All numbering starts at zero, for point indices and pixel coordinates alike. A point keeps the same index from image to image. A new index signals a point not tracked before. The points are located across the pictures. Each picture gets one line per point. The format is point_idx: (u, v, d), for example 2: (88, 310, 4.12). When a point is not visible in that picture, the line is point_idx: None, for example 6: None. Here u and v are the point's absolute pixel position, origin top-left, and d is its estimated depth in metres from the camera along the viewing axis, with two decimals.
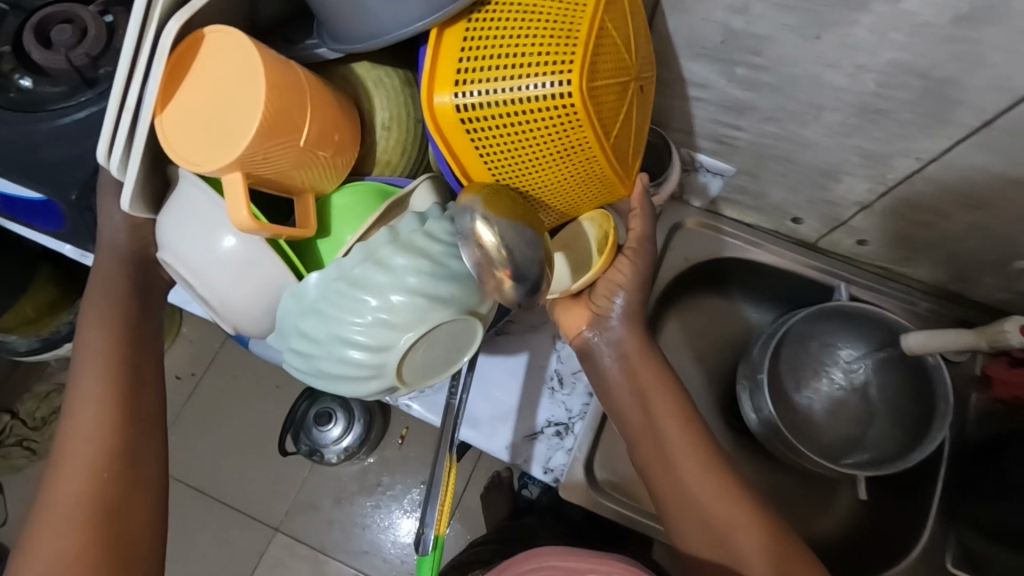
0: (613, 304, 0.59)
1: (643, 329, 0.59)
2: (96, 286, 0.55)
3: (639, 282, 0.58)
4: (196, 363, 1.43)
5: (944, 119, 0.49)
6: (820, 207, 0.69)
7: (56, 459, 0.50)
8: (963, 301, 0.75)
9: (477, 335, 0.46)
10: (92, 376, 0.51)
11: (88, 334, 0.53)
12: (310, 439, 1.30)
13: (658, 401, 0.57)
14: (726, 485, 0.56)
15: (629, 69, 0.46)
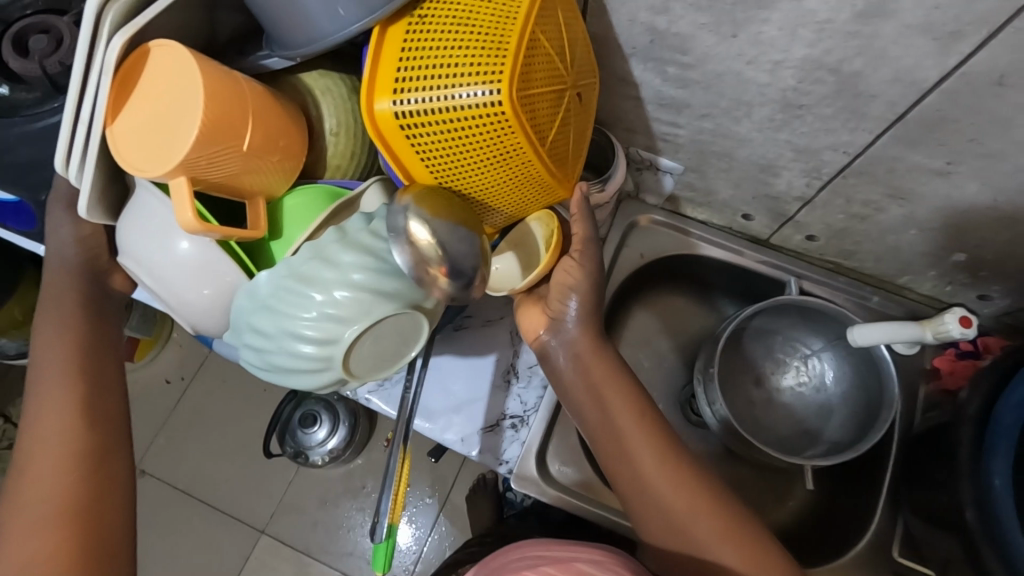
0: (567, 307, 0.60)
1: (596, 330, 0.62)
2: (48, 298, 0.56)
3: (590, 286, 0.60)
4: (185, 368, 1.45)
5: (860, 111, 0.52)
6: (765, 202, 0.72)
7: (22, 465, 0.51)
8: (907, 293, 0.78)
9: (426, 329, 0.48)
10: (60, 383, 0.53)
11: (47, 344, 0.55)
12: (295, 441, 1.32)
13: (613, 399, 0.60)
14: (681, 475, 0.57)
15: (562, 75, 0.46)
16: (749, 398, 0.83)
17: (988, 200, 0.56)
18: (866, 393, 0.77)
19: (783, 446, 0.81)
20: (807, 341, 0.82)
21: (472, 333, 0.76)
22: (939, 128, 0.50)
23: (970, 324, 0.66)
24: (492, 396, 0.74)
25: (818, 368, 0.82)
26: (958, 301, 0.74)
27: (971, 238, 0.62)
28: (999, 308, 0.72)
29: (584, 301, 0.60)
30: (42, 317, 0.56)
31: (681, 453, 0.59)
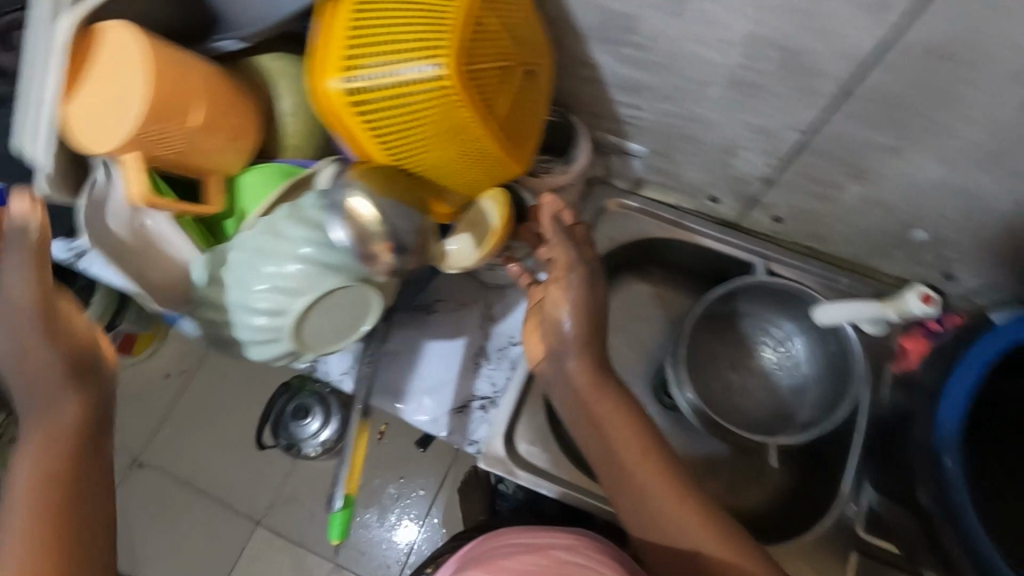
0: (560, 320, 0.59)
1: (596, 356, 0.59)
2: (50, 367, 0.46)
3: (585, 301, 0.58)
4: (181, 363, 1.40)
5: (809, 87, 0.53)
6: (730, 184, 0.73)
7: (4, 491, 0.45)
8: (879, 275, 0.77)
9: (378, 304, 0.50)
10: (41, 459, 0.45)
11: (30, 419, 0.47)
12: (289, 433, 1.31)
13: (609, 423, 0.57)
14: (671, 483, 0.55)
15: (513, 52, 0.47)
16: (723, 380, 0.83)
17: (943, 177, 0.56)
18: (840, 372, 0.76)
19: (755, 427, 0.81)
20: (783, 324, 0.82)
21: (444, 317, 0.78)
22: (887, 104, 0.51)
23: (930, 300, 0.65)
24: (461, 378, 0.75)
25: (792, 349, 0.82)
26: (929, 281, 0.74)
27: (931, 216, 0.63)
28: (967, 287, 0.72)
29: (576, 314, 0.58)
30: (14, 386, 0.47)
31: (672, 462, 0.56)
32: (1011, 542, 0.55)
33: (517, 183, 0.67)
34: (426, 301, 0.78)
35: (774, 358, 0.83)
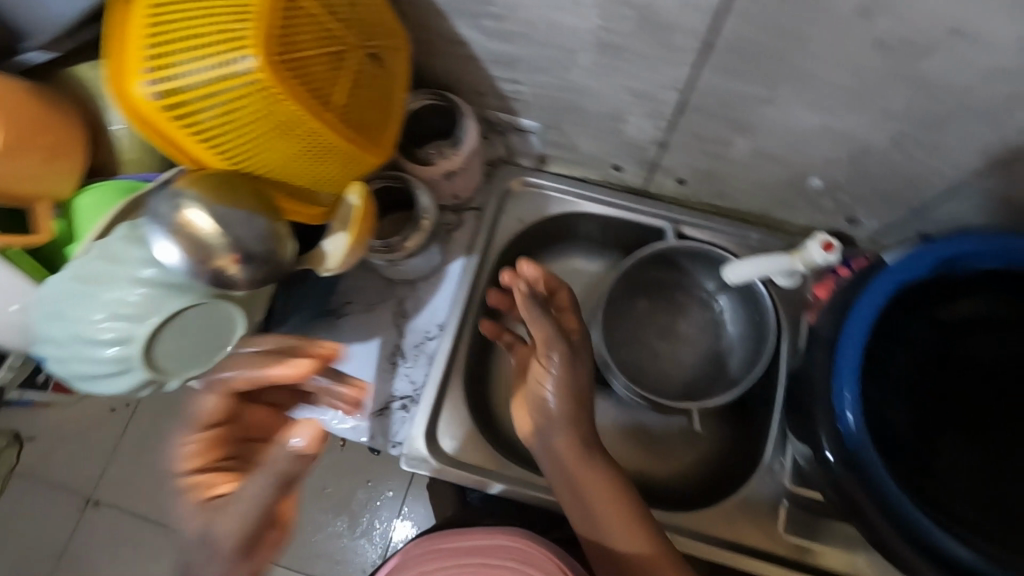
0: (547, 397, 0.58)
1: (583, 432, 0.57)
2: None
3: (569, 379, 0.58)
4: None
5: (671, 44, 0.51)
6: (628, 150, 0.71)
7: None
8: (787, 226, 0.77)
9: (240, 319, 0.47)
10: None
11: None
12: None
13: (590, 491, 0.56)
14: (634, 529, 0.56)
15: (341, 35, 0.43)
16: (652, 349, 0.81)
17: (819, 121, 0.55)
18: (760, 326, 0.75)
19: (687, 391, 0.80)
20: (706, 284, 0.81)
21: (355, 320, 0.75)
22: (747, 53, 0.49)
23: (833, 248, 0.65)
24: (378, 380, 0.73)
25: (717, 308, 0.81)
26: (834, 227, 0.74)
27: (820, 162, 0.62)
28: (869, 229, 0.72)
29: (566, 397, 0.57)
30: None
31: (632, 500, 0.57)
32: (926, 485, 0.54)
33: (407, 175, 0.65)
34: (335, 306, 0.75)
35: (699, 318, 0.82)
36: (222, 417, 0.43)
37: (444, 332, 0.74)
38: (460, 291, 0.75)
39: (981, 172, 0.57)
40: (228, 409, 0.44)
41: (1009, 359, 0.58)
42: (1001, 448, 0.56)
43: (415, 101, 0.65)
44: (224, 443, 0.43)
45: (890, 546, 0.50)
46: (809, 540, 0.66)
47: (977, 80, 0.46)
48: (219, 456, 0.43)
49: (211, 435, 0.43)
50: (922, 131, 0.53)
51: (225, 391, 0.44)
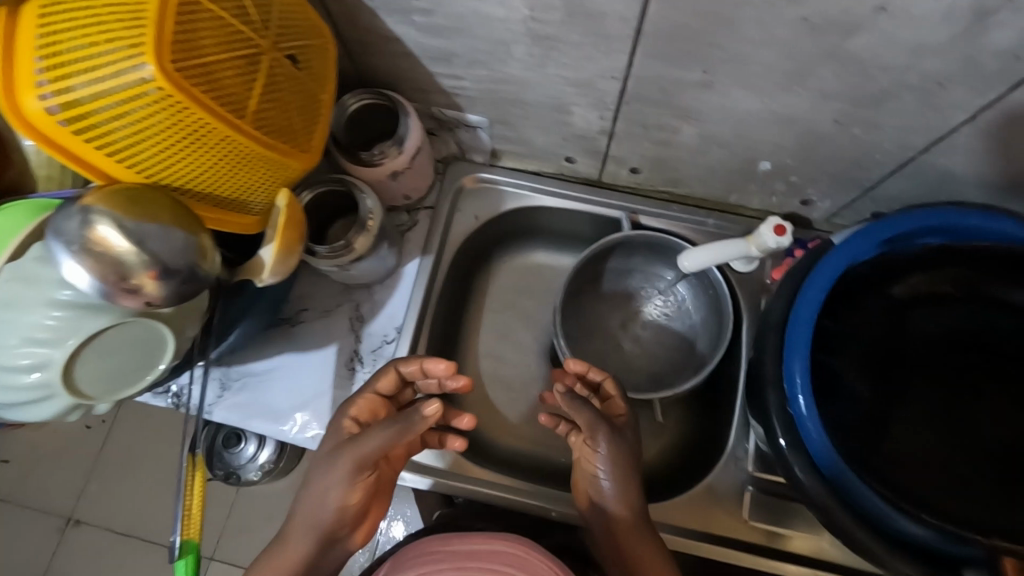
0: (598, 476, 0.60)
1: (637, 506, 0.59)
2: (336, 501, 0.54)
3: (617, 455, 0.60)
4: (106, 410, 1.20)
5: (602, 32, 0.50)
6: (577, 142, 0.70)
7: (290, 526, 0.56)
8: (743, 211, 0.77)
9: (169, 337, 0.46)
10: (301, 530, 0.54)
11: (317, 497, 0.54)
12: (223, 464, 1.14)
13: (638, 557, 0.56)
14: (635, 537, 0.58)
15: (253, 35, 0.41)
16: (616, 341, 0.81)
17: (759, 104, 0.55)
18: (719, 314, 0.75)
19: (654, 381, 0.79)
20: (667, 273, 0.80)
21: (310, 327, 0.73)
22: (679, 37, 0.48)
23: (785, 231, 0.65)
24: (337, 388, 0.71)
25: (677, 296, 0.81)
26: (789, 210, 0.74)
27: (767, 145, 0.61)
28: (824, 210, 0.72)
29: (620, 470, 0.59)
30: (314, 477, 0.55)
31: (643, 523, 0.59)
32: (880, 464, 0.53)
33: (351, 178, 0.64)
34: (289, 313, 0.73)
35: (661, 306, 0.81)
36: (389, 388, 0.62)
37: (401, 335, 0.72)
38: (416, 293, 0.74)
39: (924, 150, 0.56)
40: (395, 381, 0.62)
41: (985, 327, 0.55)
42: (967, 425, 0.53)
43: (355, 99, 0.63)
44: (384, 408, 0.62)
45: (839, 524, 0.52)
46: (774, 525, 0.65)
47: (908, 56, 0.45)
48: (374, 411, 0.61)
49: (377, 398, 0.62)
50: (861, 110, 0.52)
51: (405, 372, 0.61)
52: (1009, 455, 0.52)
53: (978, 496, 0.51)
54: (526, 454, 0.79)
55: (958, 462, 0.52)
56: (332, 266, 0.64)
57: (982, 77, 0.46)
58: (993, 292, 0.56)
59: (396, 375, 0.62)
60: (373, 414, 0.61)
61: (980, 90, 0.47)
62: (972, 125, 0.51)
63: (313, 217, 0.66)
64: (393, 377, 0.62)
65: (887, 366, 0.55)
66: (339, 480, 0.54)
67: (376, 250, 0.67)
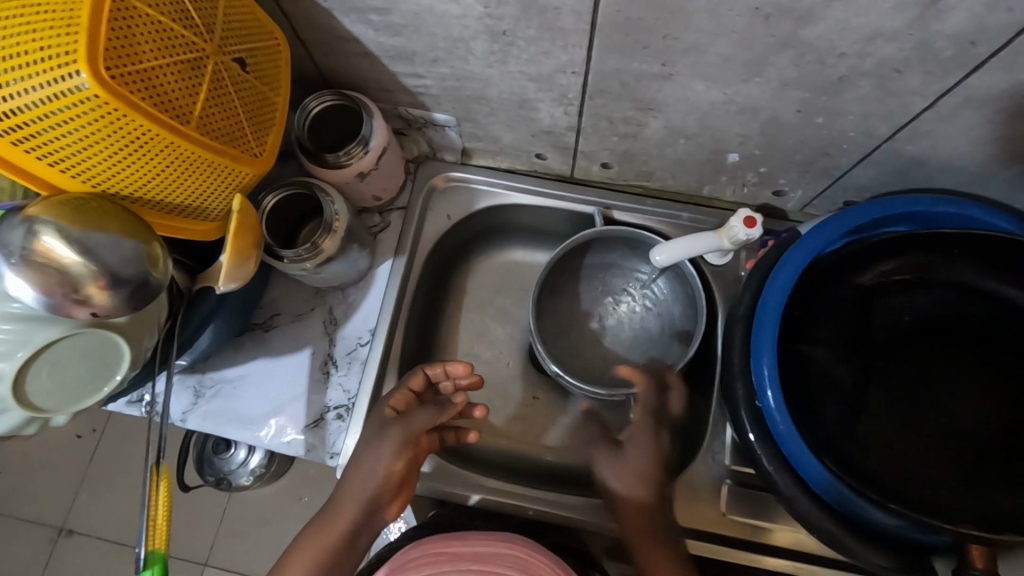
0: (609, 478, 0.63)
1: (648, 505, 0.62)
2: (382, 472, 0.60)
3: (626, 463, 0.63)
4: (96, 418, 1.19)
5: (558, 26, 0.49)
6: (546, 138, 0.69)
7: (336, 495, 0.60)
8: (716, 203, 0.76)
9: (123, 347, 0.45)
10: (348, 498, 0.60)
11: (365, 467, 0.60)
12: (214, 470, 1.13)
13: (642, 552, 0.60)
14: (648, 540, 0.60)
15: (195, 40, 0.41)
16: (592, 337, 0.80)
17: (721, 95, 0.54)
18: (695, 311, 0.73)
19: (632, 377, 0.78)
20: (643, 268, 0.78)
21: (283, 332, 0.73)
22: (634, 29, 0.48)
23: (755, 224, 0.65)
24: (311, 392, 0.71)
25: (655, 290, 0.79)
26: (762, 201, 0.73)
27: (733, 137, 0.61)
28: (796, 201, 0.71)
29: (635, 484, 0.62)
30: (362, 451, 0.61)
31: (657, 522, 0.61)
32: (851, 452, 0.53)
33: (316, 181, 0.63)
34: (262, 319, 0.73)
35: (637, 302, 0.80)
36: (420, 387, 0.65)
37: (375, 338, 0.72)
38: (389, 295, 0.73)
39: (889, 138, 0.56)
40: (424, 382, 0.65)
41: (958, 313, 0.55)
42: (936, 413, 0.53)
43: (317, 102, 0.63)
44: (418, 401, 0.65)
45: (805, 514, 0.52)
46: (751, 518, 0.65)
47: (863, 43, 0.45)
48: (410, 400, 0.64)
49: (410, 393, 0.64)
50: (822, 99, 0.52)
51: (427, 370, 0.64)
52: (982, 441, 0.52)
53: (948, 483, 0.51)
54: (506, 452, 0.79)
55: (925, 451, 0.52)
56: (301, 270, 0.64)
57: (938, 63, 0.45)
58: (964, 280, 0.55)
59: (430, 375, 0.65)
60: (410, 403, 0.64)
61: (938, 75, 0.46)
62: (934, 111, 0.51)
63: (280, 221, 0.65)
64: (424, 376, 0.64)
65: (858, 356, 0.55)
66: (387, 450, 0.60)
67: (345, 253, 0.67)
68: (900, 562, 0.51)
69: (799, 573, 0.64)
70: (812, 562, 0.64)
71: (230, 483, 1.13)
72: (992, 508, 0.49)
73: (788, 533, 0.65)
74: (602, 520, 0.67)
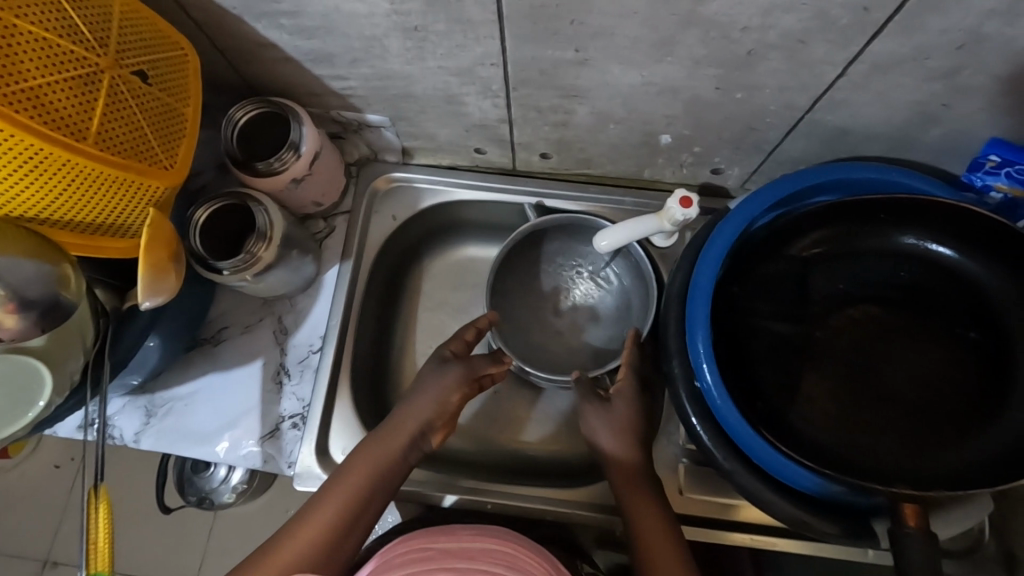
0: (598, 436, 0.64)
1: (636, 453, 0.62)
2: (441, 400, 0.63)
3: (621, 414, 0.64)
4: (74, 447, 1.18)
5: (465, 18, 0.49)
6: (481, 132, 0.69)
7: (388, 424, 0.61)
8: (659, 185, 0.76)
9: (43, 371, 0.46)
10: (404, 421, 0.61)
11: (426, 394, 0.63)
12: (195, 488, 1.11)
13: (632, 501, 0.59)
14: (635, 490, 0.60)
15: (87, 55, 0.40)
16: (548, 329, 0.80)
17: (639, 77, 0.54)
18: (648, 297, 0.73)
19: (592, 366, 0.77)
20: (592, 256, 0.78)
21: (233, 345, 0.72)
22: (540, 16, 0.48)
23: (692, 204, 0.63)
24: (264, 403, 0.70)
25: (608, 277, 0.78)
26: (702, 180, 0.73)
27: (660, 118, 0.61)
28: (735, 179, 0.71)
29: (620, 441, 0.63)
30: (422, 382, 0.64)
31: (640, 477, 0.61)
32: (793, 419, 0.53)
33: (247, 191, 0.63)
34: (210, 333, 0.72)
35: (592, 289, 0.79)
36: (474, 337, 0.69)
37: (326, 344, 0.72)
38: (338, 301, 0.73)
39: (809, 109, 0.56)
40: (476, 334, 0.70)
41: (889, 276, 0.56)
42: (876, 377, 0.54)
43: (243, 112, 0.63)
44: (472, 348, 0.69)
45: (747, 487, 0.53)
46: (709, 495, 0.65)
47: (762, 16, 0.45)
48: (467, 345, 0.68)
49: (464, 342, 0.68)
50: (735, 74, 0.52)
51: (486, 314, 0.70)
52: (918, 402, 0.52)
53: (885, 445, 0.51)
54: (470, 450, 0.78)
55: (865, 416, 0.53)
56: (241, 281, 0.63)
57: (839, 31, 0.46)
58: (893, 243, 0.56)
59: (479, 329, 0.70)
60: (466, 349, 0.68)
61: (841, 43, 0.47)
62: (845, 79, 0.51)
63: (218, 233, 0.63)
64: (476, 326, 0.70)
65: (795, 326, 0.56)
66: (449, 380, 0.64)
67: (285, 260, 0.66)
68: (842, 527, 0.52)
69: (758, 547, 0.64)
70: (772, 534, 0.64)
71: (212, 501, 1.10)
72: (923, 467, 0.50)
73: (751, 508, 0.65)
74: (564, 506, 0.68)
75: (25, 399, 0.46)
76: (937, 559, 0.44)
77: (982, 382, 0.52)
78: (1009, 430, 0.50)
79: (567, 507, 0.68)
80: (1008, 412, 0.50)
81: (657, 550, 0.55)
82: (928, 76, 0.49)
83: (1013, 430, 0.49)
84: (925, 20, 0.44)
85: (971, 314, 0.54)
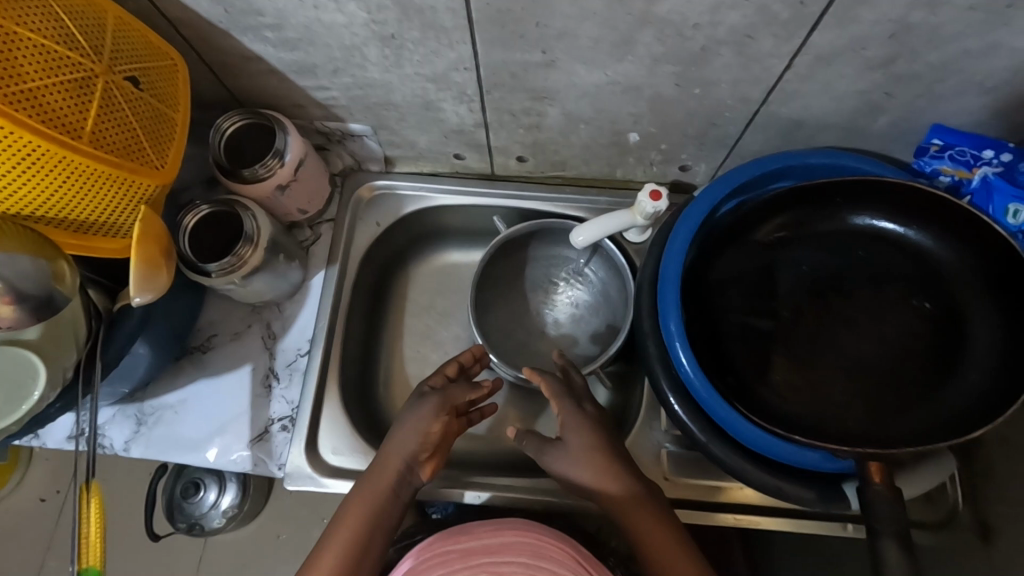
0: (569, 472, 0.61)
1: (618, 474, 0.60)
2: (421, 432, 0.62)
3: (581, 445, 0.62)
4: (61, 479, 1.17)
5: (438, 25, 0.53)
6: (458, 138, 0.72)
7: (380, 455, 0.62)
8: (631, 185, 0.79)
9: (37, 364, 0.48)
10: (391, 454, 0.62)
11: (407, 428, 0.63)
12: (185, 515, 1.10)
13: (639, 519, 0.58)
14: (634, 496, 0.59)
15: (82, 60, 0.43)
16: (531, 328, 0.82)
17: (603, 76, 0.58)
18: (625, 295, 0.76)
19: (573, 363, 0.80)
20: (572, 254, 0.80)
21: (222, 352, 0.73)
22: (507, 21, 0.51)
23: (661, 196, 0.66)
24: (254, 407, 0.71)
25: (590, 276, 0.81)
26: (672, 178, 0.76)
27: (626, 116, 0.65)
28: (701, 176, 0.75)
29: (587, 468, 0.61)
30: (403, 416, 0.65)
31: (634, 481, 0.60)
32: (764, 393, 0.56)
33: (235, 198, 0.65)
34: (199, 341, 0.74)
35: (576, 286, 0.82)
36: (455, 371, 0.68)
37: (313, 347, 0.73)
38: (324, 305, 0.75)
39: (764, 102, 0.60)
40: (457, 368, 0.68)
41: (847, 258, 0.59)
42: (835, 344, 0.57)
43: (230, 122, 0.66)
44: (458, 377, 0.68)
45: (723, 458, 0.55)
46: (694, 478, 0.67)
47: (710, 12, 0.49)
48: (447, 378, 0.67)
49: (444, 375, 0.68)
50: (691, 70, 0.56)
51: (475, 344, 0.71)
52: (879, 369, 0.55)
53: (850, 412, 0.54)
54: (459, 450, 0.80)
55: (831, 387, 0.55)
56: (229, 284, 0.65)
57: (781, 25, 0.50)
58: (847, 224, 0.60)
59: (462, 363, 0.69)
60: (446, 381, 0.67)
61: (785, 37, 0.51)
62: (793, 72, 0.55)
63: (208, 240, 0.65)
64: (458, 361, 0.69)
65: (763, 305, 0.58)
66: (426, 411, 0.64)
67: (271, 264, 0.68)
68: (818, 493, 0.54)
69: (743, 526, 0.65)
70: (756, 512, 0.65)
71: (202, 527, 1.10)
72: (884, 433, 0.53)
73: (736, 490, 0.66)
74: (553, 495, 0.69)
75: (16, 397, 0.48)
76: (902, 513, 0.46)
77: (937, 349, 0.55)
78: (963, 393, 0.53)
79: (556, 497, 0.69)
80: (960, 373, 0.53)
81: (670, 560, 0.57)
82: (867, 65, 0.53)
83: (967, 391, 0.53)
84: (857, 12, 0.48)
85: (924, 285, 0.57)
